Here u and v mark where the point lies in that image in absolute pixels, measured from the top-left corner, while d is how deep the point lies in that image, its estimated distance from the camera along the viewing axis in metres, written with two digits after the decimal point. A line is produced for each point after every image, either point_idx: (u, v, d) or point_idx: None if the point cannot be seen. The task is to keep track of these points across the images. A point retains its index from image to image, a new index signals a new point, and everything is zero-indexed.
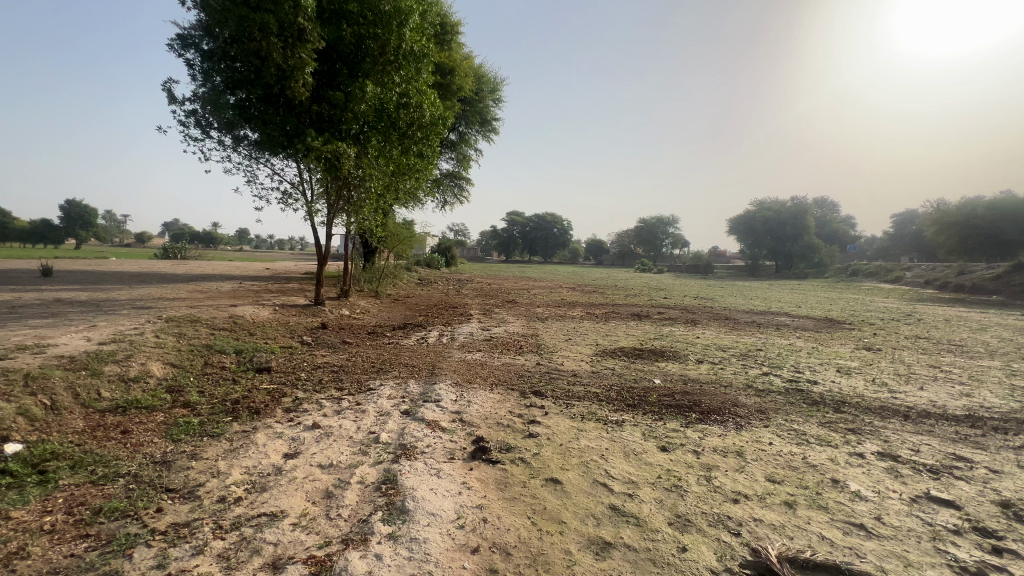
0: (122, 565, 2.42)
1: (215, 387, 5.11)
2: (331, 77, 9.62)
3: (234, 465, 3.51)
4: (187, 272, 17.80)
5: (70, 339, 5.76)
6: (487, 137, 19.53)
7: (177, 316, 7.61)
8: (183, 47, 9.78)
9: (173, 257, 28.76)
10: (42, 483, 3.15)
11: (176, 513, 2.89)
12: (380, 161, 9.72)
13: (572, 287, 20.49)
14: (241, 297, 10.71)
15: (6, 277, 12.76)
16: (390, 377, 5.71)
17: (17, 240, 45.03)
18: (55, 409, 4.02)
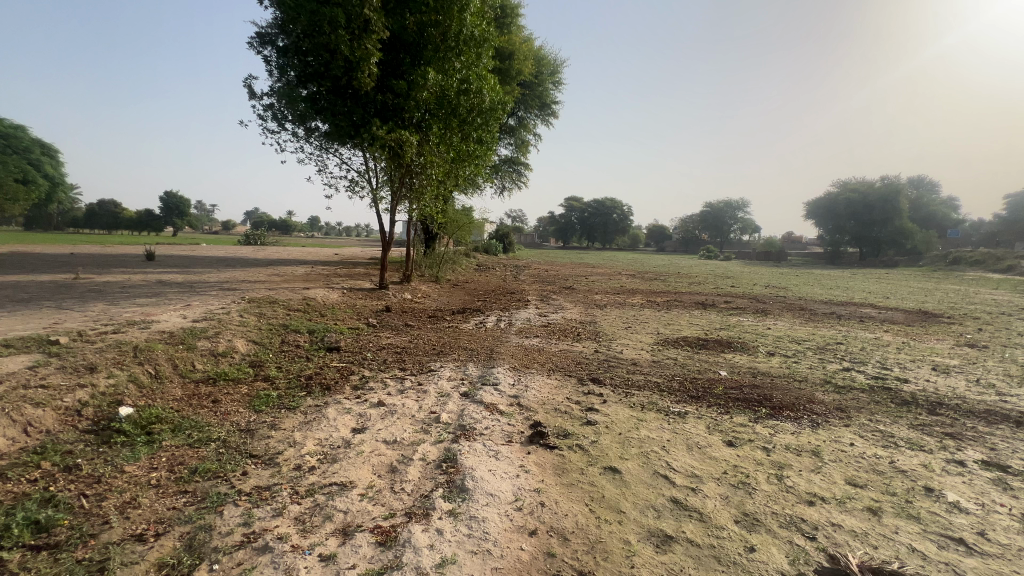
0: (214, 521, 2.68)
1: (291, 363, 5.49)
2: (395, 66, 9.82)
3: (309, 436, 3.76)
4: (266, 257, 19.27)
5: (170, 316, 6.41)
6: (546, 121, 19.30)
7: (258, 297, 8.23)
8: (262, 43, 10.42)
9: (254, 245, 31.05)
10: (149, 442, 3.54)
11: (259, 477, 3.15)
12: (441, 148, 9.87)
13: (632, 274, 19.89)
14: (313, 280, 11.39)
15: (117, 260, 14.43)
16: (450, 360, 5.87)
17: (127, 228, 50.95)
18: (158, 377, 4.50)
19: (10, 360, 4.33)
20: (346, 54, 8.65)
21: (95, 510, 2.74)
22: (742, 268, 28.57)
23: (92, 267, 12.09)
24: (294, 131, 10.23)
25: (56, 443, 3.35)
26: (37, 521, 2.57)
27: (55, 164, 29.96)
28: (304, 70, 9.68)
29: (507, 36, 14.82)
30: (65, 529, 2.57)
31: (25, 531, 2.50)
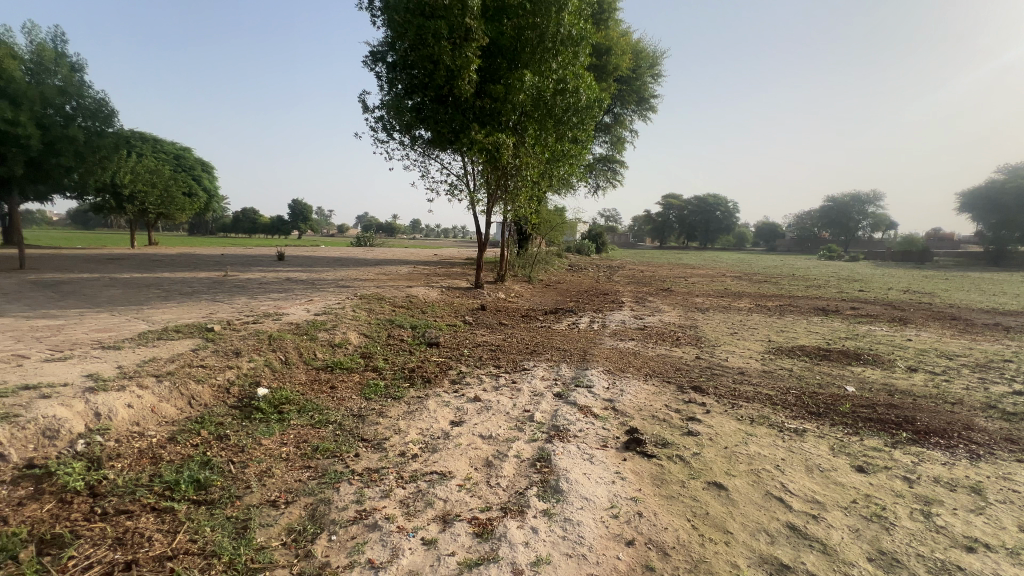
0: (332, 495, 2.96)
1: (396, 356, 5.90)
2: (493, 71, 10.08)
3: (412, 425, 4.01)
4: (375, 257, 21.03)
5: (297, 309, 7.25)
6: (643, 116, 18.64)
7: (368, 294, 8.96)
8: (374, 61, 11.35)
9: (364, 245, 34.01)
10: (280, 420, 4.03)
11: (369, 459, 3.42)
12: (536, 149, 9.94)
13: (738, 276, 18.40)
14: (416, 279, 12.15)
15: (256, 260, 16.66)
16: (543, 360, 5.90)
17: (263, 232, 58.59)
18: (288, 363, 5.11)
19: (179, 343, 5.20)
20: (449, 63, 9.11)
21: (239, 475, 3.18)
22: (873, 270, 25.05)
23: (238, 266, 14.11)
24: (401, 140, 10.99)
25: (212, 415, 3.96)
26: (198, 479, 3.05)
27: (211, 181, 35.34)
28: (411, 82, 10.37)
29: (604, 32, 14.56)
30: (218, 489, 3.01)
31: (189, 488, 2.98)
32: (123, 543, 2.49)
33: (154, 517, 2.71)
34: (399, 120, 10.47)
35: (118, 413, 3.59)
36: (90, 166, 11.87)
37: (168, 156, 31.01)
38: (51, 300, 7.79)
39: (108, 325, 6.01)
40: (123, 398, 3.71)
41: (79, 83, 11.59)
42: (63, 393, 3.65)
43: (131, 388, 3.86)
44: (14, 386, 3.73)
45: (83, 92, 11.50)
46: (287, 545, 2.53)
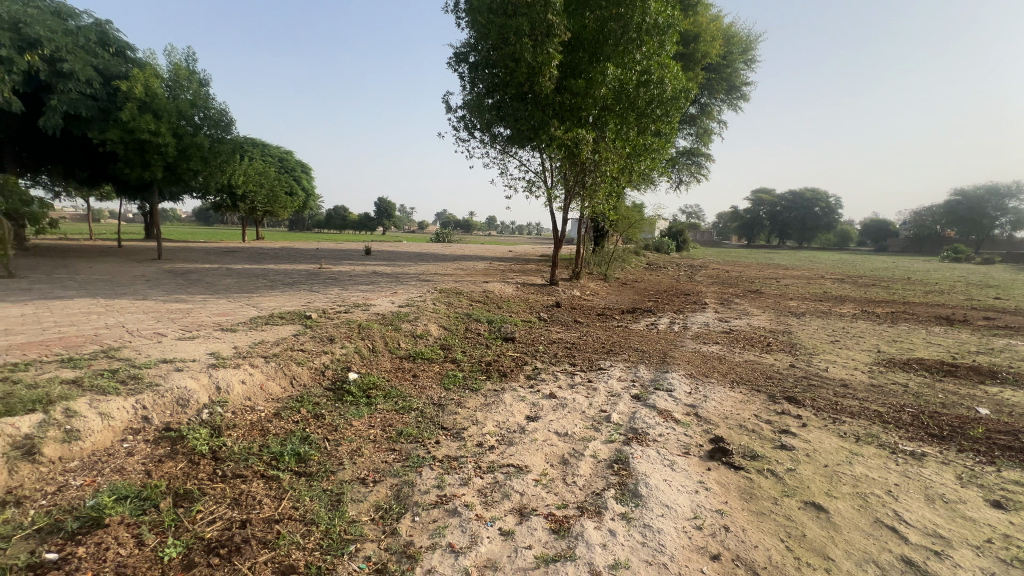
0: (415, 478, 3.12)
1: (473, 349, 6.06)
2: (574, 66, 9.98)
3: (489, 417, 4.10)
4: (454, 253, 21.74)
5: (383, 301, 7.70)
6: (734, 106, 17.46)
7: (447, 288, 9.29)
8: (458, 62, 11.71)
9: (442, 242, 35.30)
10: (368, 404, 4.30)
11: (449, 447, 3.55)
12: (617, 144, 9.69)
13: (838, 279, 16.65)
14: (492, 275, 12.38)
15: (347, 254, 17.93)
16: (620, 360, 5.75)
17: (353, 228, 62.99)
18: (375, 351, 5.44)
19: (283, 328, 5.75)
20: (530, 60, 9.16)
21: (334, 452, 3.44)
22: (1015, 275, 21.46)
23: (332, 260, 15.26)
24: (481, 138, 11.25)
25: (310, 395, 4.34)
26: (299, 453, 3.36)
27: (309, 181, 38.56)
28: (492, 81, 10.57)
29: (693, 18, 13.84)
30: (316, 462, 3.29)
31: (292, 459, 3.28)
32: (239, 503, 2.81)
33: (264, 483, 3.03)
34: (480, 118, 10.74)
35: (235, 388, 4.07)
36: (213, 169, 13.44)
37: (274, 159, 34.28)
38: (182, 287, 8.97)
39: (226, 310, 6.79)
40: (238, 375, 4.19)
41: (206, 96, 13.16)
42: (192, 367, 4.19)
43: (245, 366, 4.35)
44: (156, 360, 4.35)
45: (209, 104, 13.11)
46: (375, 521, 2.70)
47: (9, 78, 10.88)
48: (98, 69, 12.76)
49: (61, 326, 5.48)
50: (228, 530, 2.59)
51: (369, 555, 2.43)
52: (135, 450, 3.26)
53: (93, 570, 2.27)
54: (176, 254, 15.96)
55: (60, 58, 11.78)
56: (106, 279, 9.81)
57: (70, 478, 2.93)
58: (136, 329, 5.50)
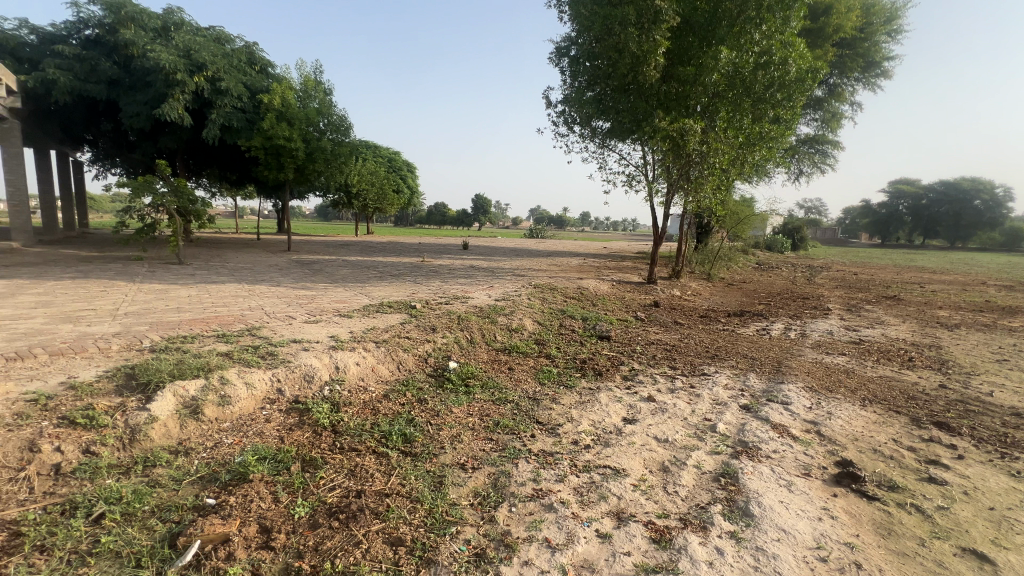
0: (512, 469, 3.17)
1: (568, 345, 6.02)
2: (682, 52, 9.44)
3: (584, 416, 4.05)
4: (547, 248, 21.80)
5: (480, 294, 7.95)
6: (871, 85, 15.35)
7: (542, 284, 9.34)
8: (559, 57, 11.67)
9: (536, 237, 35.62)
10: (466, 392, 4.47)
11: (544, 442, 3.56)
12: (728, 133, 8.96)
13: (1006, 286, 13.87)
14: (586, 271, 12.21)
15: (446, 249, 18.80)
16: (727, 366, 5.35)
17: (451, 224, 66.13)
18: (473, 342, 5.64)
19: (391, 316, 6.20)
20: (635, 50, 8.82)
21: (435, 435, 3.62)
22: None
23: (433, 254, 16.13)
24: (581, 133, 11.10)
25: (415, 380, 4.62)
26: (405, 434, 3.59)
27: (413, 180, 41.08)
28: (594, 74, 10.38)
29: None
30: (420, 444, 3.49)
31: (399, 439, 3.52)
32: (354, 475, 3.08)
33: (375, 458, 3.29)
34: (580, 112, 10.60)
35: (351, 368, 4.48)
36: (333, 170, 14.82)
37: (384, 160, 37.04)
38: (307, 275, 10.05)
39: (343, 298, 7.49)
40: (354, 357, 4.59)
41: (330, 104, 14.53)
42: (316, 348, 4.69)
43: (359, 350, 4.75)
44: (288, 339, 4.93)
45: (332, 111, 14.43)
46: (474, 506, 2.79)
47: (182, 97, 12.98)
48: (246, 85, 14.74)
49: (216, 307, 6.44)
50: (346, 498, 2.85)
51: (469, 538, 2.52)
52: (271, 418, 3.73)
53: (241, 518, 2.63)
54: (303, 247, 17.96)
55: (219, 78, 13.81)
56: (249, 267, 11.32)
57: (223, 437, 3.44)
58: (272, 312, 6.27)
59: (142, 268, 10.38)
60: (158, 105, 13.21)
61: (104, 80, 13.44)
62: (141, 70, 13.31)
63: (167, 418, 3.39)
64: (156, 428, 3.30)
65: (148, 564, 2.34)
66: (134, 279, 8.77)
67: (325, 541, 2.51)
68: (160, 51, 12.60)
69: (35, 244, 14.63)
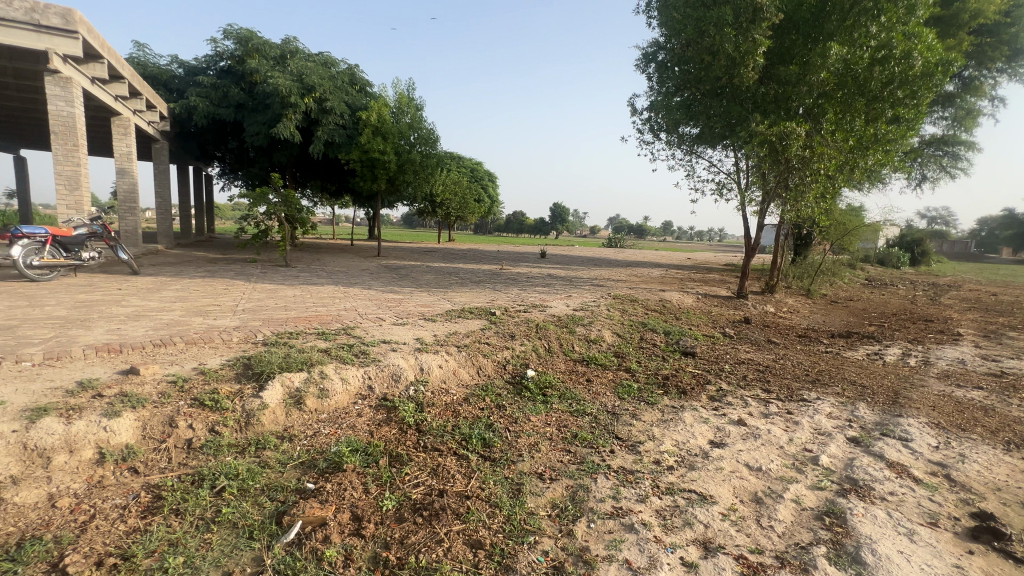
0: (590, 484, 3.11)
1: (649, 360, 5.80)
2: (784, 51, 8.98)
3: (667, 435, 3.86)
4: (627, 258, 21.24)
5: (559, 303, 7.94)
6: (1018, 77, 13.27)
7: (621, 295, 9.12)
8: (646, 63, 11.41)
9: (615, 247, 34.90)
10: (544, 401, 4.47)
11: (624, 459, 3.45)
12: (837, 137, 8.14)
13: None
14: (669, 283, 11.73)
15: (524, 257, 18.99)
16: (831, 393, 4.83)
17: (529, 232, 66.90)
18: (550, 351, 5.63)
19: (472, 322, 6.37)
20: (730, 51, 8.36)
21: (514, 442, 3.65)
22: None
23: (512, 262, 16.39)
24: (667, 140, 10.73)
25: (493, 386, 4.71)
26: (484, 438, 3.67)
27: (493, 189, 42.15)
28: (684, 79, 10.00)
29: None
30: (498, 449, 3.54)
31: (479, 443, 3.60)
32: (437, 474, 3.20)
33: (456, 459, 3.39)
34: (667, 119, 10.26)
35: (434, 370, 4.67)
36: (421, 180, 15.64)
37: (466, 169, 38.34)
38: (395, 280, 10.68)
39: (427, 302, 7.85)
40: (437, 360, 4.78)
41: (421, 118, 15.43)
42: (403, 350, 4.95)
43: (441, 353, 4.93)
44: (378, 339, 5.26)
45: (422, 125, 15.30)
46: (552, 518, 2.78)
47: (294, 117, 14.46)
48: (348, 104, 16.09)
49: (317, 307, 7.05)
50: (429, 496, 2.97)
51: (547, 550, 2.51)
52: (363, 413, 3.99)
53: (336, 504, 2.84)
54: (391, 252, 19.10)
55: (325, 98, 15.21)
56: (344, 271, 12.28)
57: (321, 427, 3.73)
58: (364, 313, 6.74)
59: (256, 269, 11.67)
60: (274, 124, 14.80)
61: (233, 104, 15.37)
62: (262, 94, 15.04)
63: (276, 405, 3.76)
64: (266, 414, 3.67)
65: (258, 537, 2.60)
66: (250, 279, 9.87)
67: (410, 535, 2.63)
68: (279, 77, 14.17)
69: (174, 246, 17.00)
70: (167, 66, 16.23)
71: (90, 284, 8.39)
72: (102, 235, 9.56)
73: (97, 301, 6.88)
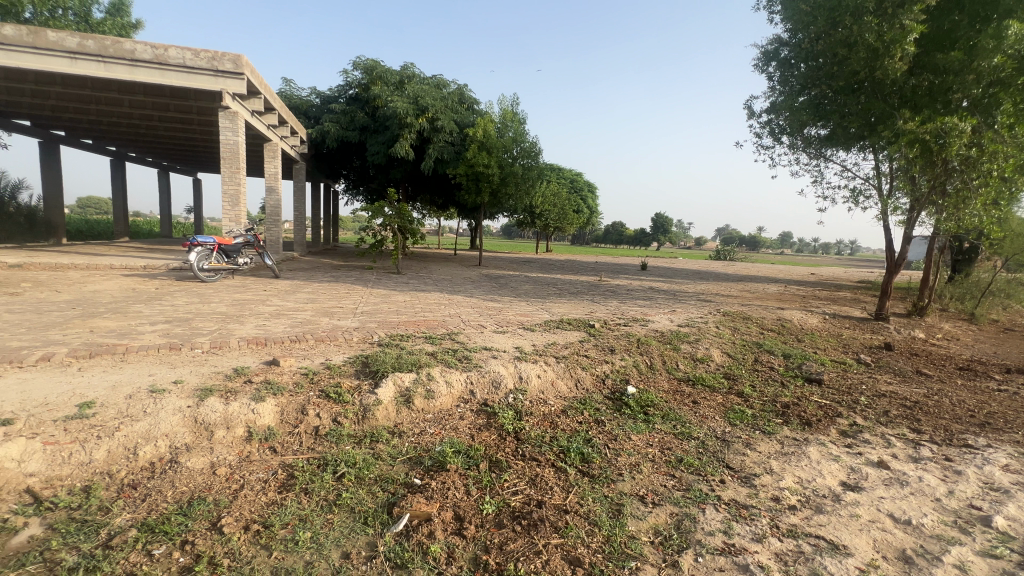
0: (698, 515, 2.89)
1: (765, 385, 5.26)
2: (942, 35, 7.79)
3: (788, 470, 3.47)
4: (738, 272, 19.64)
5: (662, 318, 7.59)
6: None
7: (733, 312, 8.44)
8: (766, 61, 10.56)
9: (724, 259, 32.58)
10: (646, 420, 4.26)
11: (736, 491, 3.16)
12: (1016, 131, 6.83)
13: None
14: (788, 301, 10.63)
15: (624, 269, 18.48)
16: (1007, 441, 3.98)
17: (629, 243, 65.14)
18: (652, 368, 5.38)
19: (571, 333, 6.34)
20: (872, 42, 7.39)
21: (614, 461, 3.53)
22: None
23: (611, 274, 16.01)
24: (791, 143, 9.81)
25: (592, 400, 4.62)
26: (583, 453, 3.60)
27: (592, 200, 41.94)
28: (812, 76, 9.08)
29: None
30: (597, 466, 3.45)
31: (577, 457, 3.54)
32: (535, 484, 3.21)
33: (554, 472, 3.37)
34: (791, 120, 9.36)
35: (532, 380, 4.71)
36: (523, 192, 16.00)
37: (566, 181, 38.32)
38: (496, 289, 11.04)
39: (526, 312, 7.98)
40: (536, 369, 4.82)
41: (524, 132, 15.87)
42: (504, 357, 5.07)
43: (540, 363, 4.97)
44: (480, 346, 5.46)
45: (525, 139, 15.68)
46: (655, 545, 2.64)
47: (409, 136, 15.73)
48: (458, 122, 17.12)
49: (425, 312, 7.52)
50: (528, 505, 2.99)
51: None
52: (465, 416, 4.15)
53: (441, 503, 2.98)
54: (491, 262, 19.78)
55: (437, 117, 16.33)
56: (449, 279, 12.98)
57: (426, 427, 3.94)
58: (467, 319, 7.04)
59: (372, 276, 12.81)
60: (392, 144, 16.23)
61: (359, 127, 17.14)
62: (384, 117, 16.57)
63: (388, 402, 4.07)
64: (379, 409, 3.98)
65: (372, 524, 2.81)
66: (368, 284, 10.86)
67: (509, 542, 2.67)
68: (398, 100, 15.51)
69: (306, 253, 19.24)
70: (308, 97, 18.62)
71: (243, 285, 9.84)
72: (253, 244, 11.24)
73: (249, 301, 8.05)
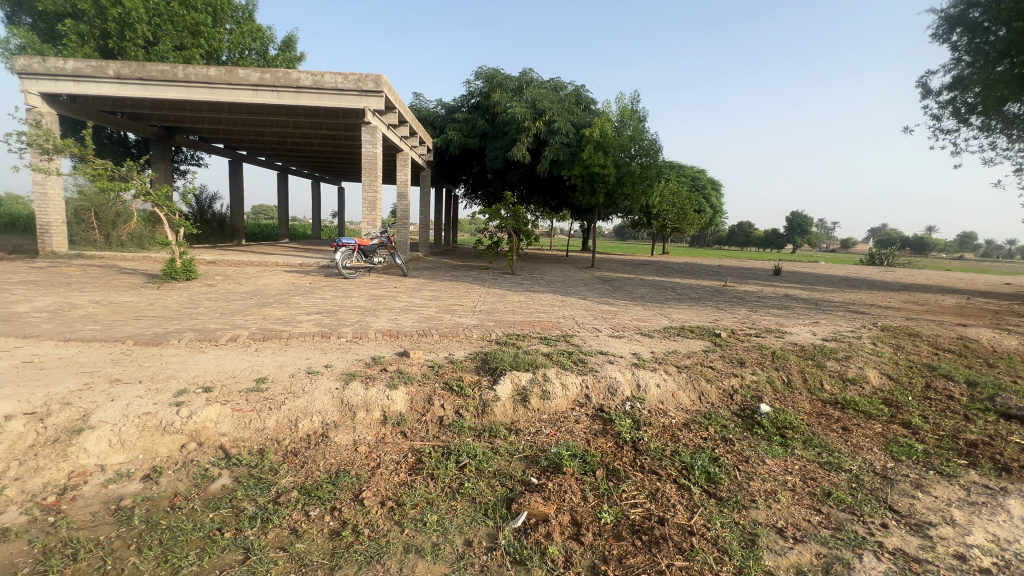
0: (853, 560, 2.51)
1: (940, 417, 4.38)
2: None
3: (978, 524, 2.84)
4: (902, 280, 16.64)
5: (800, 329, 6.75)
6: None
7: (894, 326, 7.18)
8: (949, 28, 8.80)
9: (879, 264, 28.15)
10: (783, 444, 3.81)
11: (904, 539, 2.68)
12: None
13: None
14: (973, 316, 8.71)
15: (753, 274, 16.79)
16: None
17: (758, 245, 59.32)
18: (790, 386, 4.80)
19: (693, 342, 5.94)
20: None
21: (745, 485, 3.22)
22: None
23: (738, 279, 14.65)
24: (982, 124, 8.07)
25: (718, 415, 4.27)
26: (709, 471, 3.34)
27: (717, 199, 39.10)
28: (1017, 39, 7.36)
29: None
30: (726, 488, 3.18)
31: (703, 476, 3.30)
32: (656, 499, 3.06)
33: (677, 489, 3.17)
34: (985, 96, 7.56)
35: (650, 389, 4.50)
36: (639, 193, 15.40)
37: (687, 179, 35.98)
38: (610, 292, 10.80)
39: (643, 317, 7.66)
40: (655, 378, 4.60)
41: (643, 130, 15.27)
42: (621, 363, 4.92)
43: (659, 371, 4.73)
44: (596, 350, 5.37)
45: (643, 137, 15.09)
46: None
47: (526, 141, 16.12)
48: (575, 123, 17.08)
49: (539, 313, 7.62)
50: (648, 520, 2.86)
51: None
52: (580, 420, 4.11)
53: (559, 506, 2.98)
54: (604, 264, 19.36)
55: (554, 120, 16.48)
56: (562, 280, 13.01)
57: (542, 428, 3.98)
58: (581, 322, 6.97)
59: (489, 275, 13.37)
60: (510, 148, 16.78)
61: (479, 134, 18.03)
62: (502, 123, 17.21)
63: (506, 399, 4.20)
64: (498, 405, 4.13)
65: (492, 516, 2.92)
66: (485, 284, 11.34)
67: (628, 556, 2.58)
68: (516, 106, 16.00)
69: (428, 253, 20.73)
70: (434, 108, 20.06)
71: (378, 282, 10.95)
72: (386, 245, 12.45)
73: (383, 296, 8.93)
